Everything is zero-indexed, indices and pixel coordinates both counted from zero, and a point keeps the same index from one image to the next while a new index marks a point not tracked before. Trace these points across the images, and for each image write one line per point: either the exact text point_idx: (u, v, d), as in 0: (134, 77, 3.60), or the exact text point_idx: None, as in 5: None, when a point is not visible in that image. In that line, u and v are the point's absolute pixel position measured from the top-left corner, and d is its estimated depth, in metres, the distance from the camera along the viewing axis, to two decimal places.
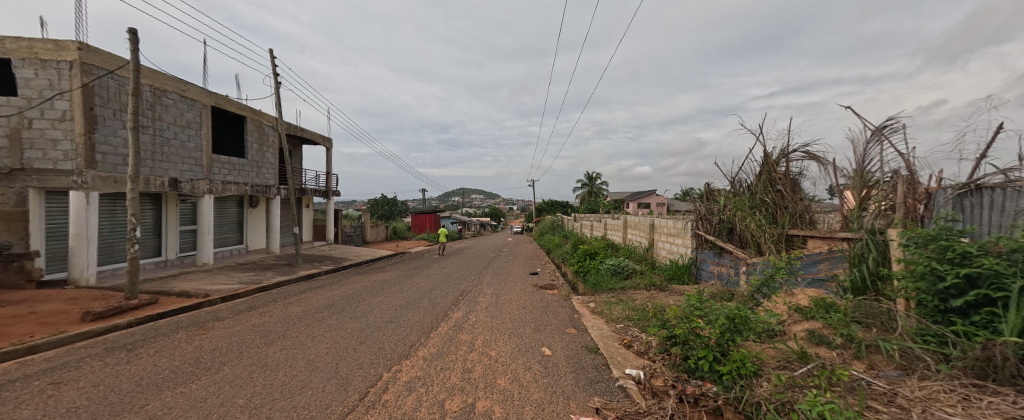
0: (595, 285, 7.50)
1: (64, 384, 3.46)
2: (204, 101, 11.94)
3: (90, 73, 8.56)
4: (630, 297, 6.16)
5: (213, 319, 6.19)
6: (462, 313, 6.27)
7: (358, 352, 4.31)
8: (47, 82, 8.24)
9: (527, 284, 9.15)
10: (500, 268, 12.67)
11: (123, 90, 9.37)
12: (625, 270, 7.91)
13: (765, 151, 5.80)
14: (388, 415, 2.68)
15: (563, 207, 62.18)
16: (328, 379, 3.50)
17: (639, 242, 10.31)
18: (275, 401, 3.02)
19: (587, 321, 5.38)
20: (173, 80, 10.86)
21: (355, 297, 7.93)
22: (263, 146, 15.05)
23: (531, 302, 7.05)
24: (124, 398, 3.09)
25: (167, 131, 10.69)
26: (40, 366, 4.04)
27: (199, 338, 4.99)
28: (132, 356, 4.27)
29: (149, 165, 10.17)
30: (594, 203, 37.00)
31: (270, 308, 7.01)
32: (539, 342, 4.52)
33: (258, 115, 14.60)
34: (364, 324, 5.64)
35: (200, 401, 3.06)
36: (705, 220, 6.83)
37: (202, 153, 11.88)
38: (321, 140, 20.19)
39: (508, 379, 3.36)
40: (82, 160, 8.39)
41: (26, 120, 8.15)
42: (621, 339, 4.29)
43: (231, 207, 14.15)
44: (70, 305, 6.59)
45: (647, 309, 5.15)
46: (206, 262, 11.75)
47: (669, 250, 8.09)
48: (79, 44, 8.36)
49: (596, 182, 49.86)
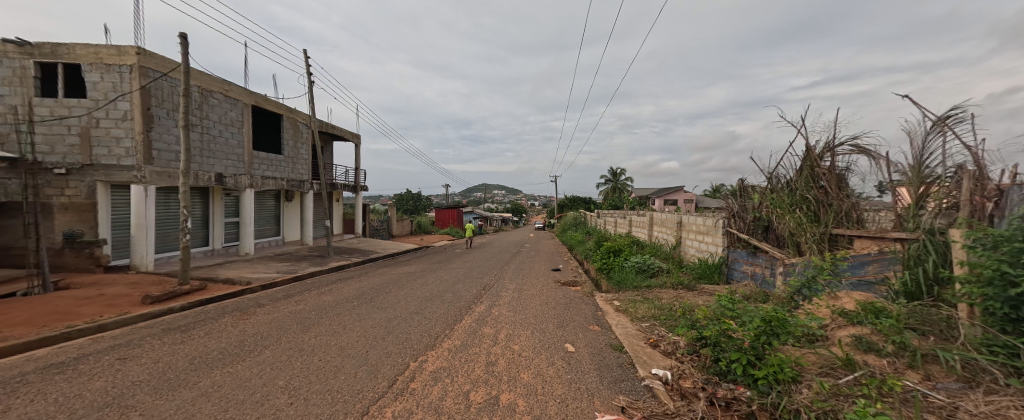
0: (619, 283, 7.35)
1: (131, 359, 3.83)
2: (245, 101, 12.67)
3: (147, 75, 9.30)
4: (656, 296, 5.99)
5: (253, 305, 6.61)
6: (485, 307, 6.35)
7: (386, 341, 4.48)
8: (111, 85, 9.02)
9: (549, 280, 9.13)
10: (522, 263, 12.69)
11: (175, 91, 10.10)
12: (651, 268, 7.71)
13: (807, 144, 5.44)
14: (415, 403, 2.76)
15: (586, 203, 61.30)
16: (359, 365, 3.67)
17: (665, 239, 10.00)
18: (311, 384, 3.19)
19: (611, 319, 5.29)
20: (218, 81, 11.59)
21: (383, 288, 8.22)
22: (298, 143, 15.81)
23: (554, 298, 7.00)
24: (179, 375, 3.38)
25: (212, 129, 11.44)
26: (109, 342, 4.49)
27: (243, 323, 5.35)
28: (184, 337, 4.65)
29: (198, 161, 10.95)
30: (618, 199, 36.18)
31: (304, 296, 7.40)
32: (563, 338, 4.50)
33: (293, 113, 15.34)
34: (391, 314, 5.84)
35: (245, 380, 3.29)
36: (739, 217, 6.53)
37: (244, 149, 12.64)
38: (350, 136, 20.93)
39: (532, 373, 3.37)
40: (141, 156, 9.15)
41: (94, 119, 8.97)
42: (647, 338, 4.20)
43: (268, 201, 14.99)
44: (131, 289, 7.25)
45: (674, 308, 5.00)
46: (248, 252, 12.56)
47: (698, 248, 7.79)
48: (138, 49, 9.08)
49: (621, 178, 48.59)
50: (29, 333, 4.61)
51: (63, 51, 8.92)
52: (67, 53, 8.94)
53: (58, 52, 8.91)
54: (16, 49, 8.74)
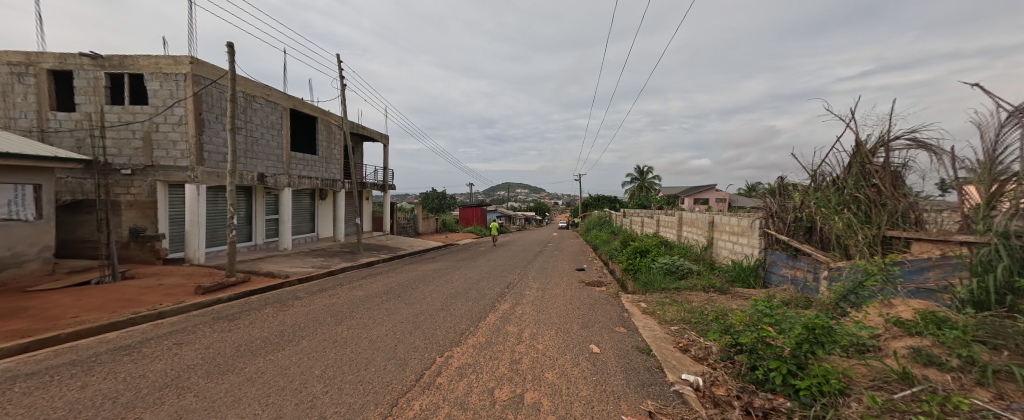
0: (646, 284, 7.16)
1: (186, 344, 4.18)
2: (284, 105, 13.43)
3: (199, 83, 10.08)
4: (685, 299, 5.78)
5: (292, 298, 7.02)
6: (509, 305, 6.38)
7: (414, 336, 4.60)
8: (168, 92, 9.85)
9: (573, 280, 9.03)
10: (545, 263, 12.60)
11: (223, 96, 10.87)
12: (680, 270, 7.44)
13: (857, 139, 5.04)
14: (441, 398, 2.83)
15: (611, 202, 60.08)
16: (388, 359, 3.80)
17: (696, 240, 9.62)
18: (344, 375, 3.34)
19: (638, 321, 5.16)
20: (261, 87, 12.37)
21: (410, 285, 8.46)
22: (331, 144, 16.58)
23: (578, 298, 6.92)
24: (226, 361, 3.63)
25: (255, 132, 12.21)
26: (168, 328, 4.93)
27: (283, 314, 5.69)
28: (232, 326, 5.01)
29: (242, 162, 11.72)
30: (645, 198, 35.13)
31: (337, 290, 7.76)
32: (587, 339, 4.44)
33: (327, 115, 16.08)
34: (418, 310, 5.99)
35: (285, 368, 3.49)
36: (778, 217, 6.16)
37: (283, 150, 13.41)
38: (379, 137, 21.67)
39: (556, 373, 3.35)
40: (194, 157, 9.93)
41: (154, 124, 9.81)
42: (676, 342, 4.05)
43: (304, 200, 15.82)
44: (186, 280, 7.91)
45: (706, 312, 4.80)
46: (286, 247, 13.32)
47: (732, 250, 7.43)
48: (191, 59, 9.85)
49: (649, 176, 47.11)
50: (103, 317, 5.15)
51: (129, 62, 9.82)
52: (132, 64, 9.84)
53: (125, 64, 9.82)
54: (90, 62, 9.72)
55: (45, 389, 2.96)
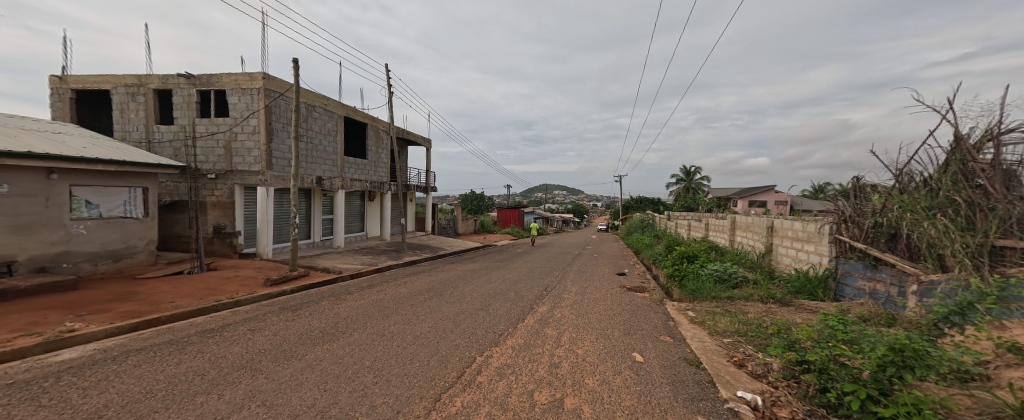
0: (694, 292, 6.74)
1: (257, 331, 4.67)
2: (339, 113, 14.55)
3: (269, 95, 11.25)
4: (740, 310, 5.35)
5: (345, 292, 7.56)
6: (547, 308, 6.34)
7: (455, 334, 4.74)
8: (245, 105, 11.10)
9: (614, 285, 8.74)
10: (584, 266, 12.34)
11: (289, 107, 12.02)
12: (732, 279, 6.88)
13: (956, 133, 4.35)
14: (482, 396, 2.89)
15: (654, 205, 57.36)
16: (431, 355, 3.94)
17: (751, 246, 8.85)
18: (392, 367, 3.53)
19: (685, 331, 4.86)
20: (320, 97, 13.48)
21: (450, 283, 8.74)
22: (379, 149, 17.63)
23: (619, 304, 6.67)
24: (291, 348, 4.01)
25: (314, 138, 13.34)
26: (243, 315, 5.55)
27: (337, 307, 6.15)
28: (295, 316, 5.52)
29: (304, 166, 12.86)
30: (692, 200, 33.11)
31: (384, 287, 8.23)
32: (629, 347, 4.26)
33: (376, 121, 17.12)
34: (459, 309, 6.16)
35: (340, 358, 3.76)
36: (853, 222, 5.49)
37: (337, 155, 14.51)
38: (423, 141, 22.64)
39: (597, 380, 3.27)
40: (264, 163, 11.08)
41: (233, 134, 11.11)
42: (729, 356, 3.75)
43: (355, 201, 16.97)
44: (257, 273, 8.85)
45: (764, 325, 4.40)
46: (339, 245, 14.37)
47: (795, 258, 6.73)
48: (263, 74, 11.03)
49: (696, 177, 44.28)
50: (192, 303, 5.91)
51: (214, 80, 11.22)
52: (217, 82, 11.22)
53: (211, 81, 11.23)
54: (185, 81, 11.23)
55: (150, 363, 3.47)
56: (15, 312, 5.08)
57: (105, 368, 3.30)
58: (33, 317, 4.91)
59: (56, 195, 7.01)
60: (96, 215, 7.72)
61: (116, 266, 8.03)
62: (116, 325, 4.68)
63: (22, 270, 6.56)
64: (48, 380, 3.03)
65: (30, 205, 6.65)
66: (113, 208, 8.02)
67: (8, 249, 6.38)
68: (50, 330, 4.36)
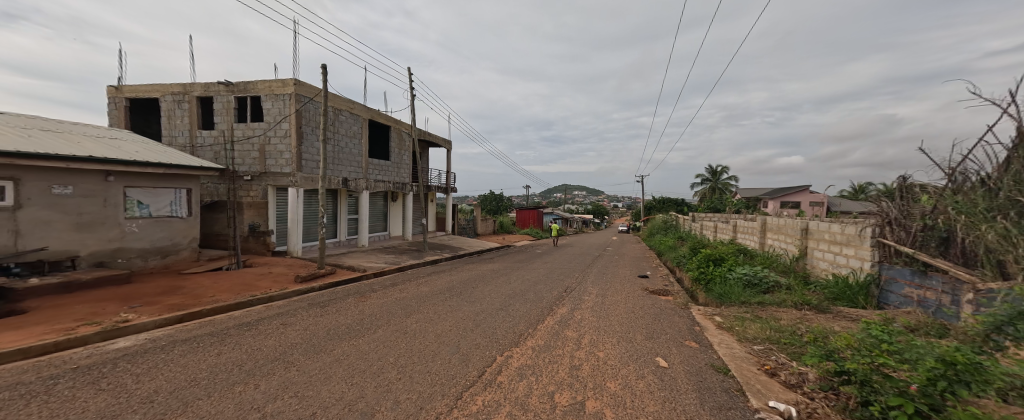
0: (721, 296, 6.49)
1: (288, 325, 4.90)
2: (364, 116, 15.04)
3: (300, 100, 11.77)
4: (771, 316, 5.10)
5: (369, 290, 7.79)
6: (567, 309, 6.29)
7: (475, 334, 4.79)
8: (277, 110, 11.67)
9: (636, 287, 8.54)
10: (605, 267, 12.15)
11: (317, 112, 12.53)
12: (763, 283, 6.57)
13: (1020, 128, 3.97)
14: (503, 396, 2.90)
15: (677, 205, 55.74)
16: (452, 353, 4.00)
17: (784, 249, 8.42)
18: (415, 364, 3.62)
19: (712, 336, 4.69)
20: (346, 101, 13.98)
21: (470, 283, 8.83)
22: (402, 150, 18.08)
23: (642, 307, 6.51)
24: (320, 342, 4.18)
25: (341, 141, 13.84)
26: (276, 310, 5.84)
27: (362, 304, 6.35)
28: (323, 312, 5.74)
29: (331, 168, 13.36)
30: (718, 201, 31.87)
31: (407, 285, 8.43)
32: (653, 351, 4.16)
33: (399, 124, 17.56)
34: (479, 309, 6.22)
35: (365, 353, 3.88)
36: (899, 225, 5.12)
37: (362, 157, 14.98)
38: (444, 142, 23.01)
39: (620, 384, 3.21)
40: (295, 165, 11.60)
41: (267, 137, 11.70)
42: (760, 364, 3.58)
43: (379, 201, 17.47)
44: (288, 270, 9.27)
45: (798, 333, 4.19)
46: (363, 244, 14.82)
47: (833, 263, 6.35)
48: (294, 81, 11.57)
49: (723, 177, 42.58)
50: (230, 298, 6.28)
51: (250, 87, 11.87)
52: (252, 88, 11.85)
53: (247, 88, 11.89)
54: (224, 88, 11.93)
55: (194, 353, 3.71)
56: (78, 303, 5.56)
57: (155, 357, 3.56)
58: (93, 308, 5.36)
59: (112, 196, 7.64)
60: (147, 214, 8.33)
61: (163, 262, 8.63)
62: (163, 316, 5.03)
63: (84, 264, 7.19)
64: (107, 366, 3.30)
65: (91, 204, 7.28)
66: (161, 208, 8.63)
67: (73, 245, 7.02)
68: (107, 320, 4.74)
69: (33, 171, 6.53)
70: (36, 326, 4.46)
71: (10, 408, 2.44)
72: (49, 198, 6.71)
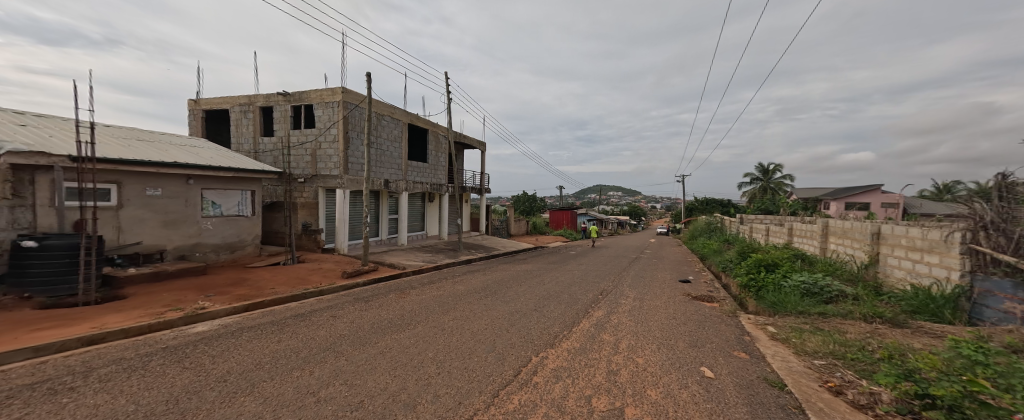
0: (775, 305, 6.00)
1: (337, 318, 5.25)
2: (404, 121, 15.73)
3: (347, 107, 12.57)
4: (835, 329, 4.63)
5: (409, 287, 8.14)
6: (603, 313, 6.14)
7: (510, 333, 4.83)
8: (327, 117, 12.55)
9: (677, 293, 8.13)
10: (643, 271, 11.69)
11: (362, 117, 13.29)
12: (824, 292, 5.98)
13: None
14: (539, 396, 2.90)
15: (722, 206, 52.37)
16: (488, 351, 4.06)
17: (849, 255, 7.61)
18: (453, 360, 3.72)
19: (764, 348, 4.33)
20: (388, 107, 14.69)
21: (504, 283, 8.91)
22: (439, 153, 18.69)
23: (684, 313, 6.18)
24: (365, 335, 4.43)
25: (383, 145, 14.57)
26: (326, 303, 6.29)
27: (402, 300, 6.64)
28: (367, 306, 6.08)
29: (374, 170, 14.12)
30: (770, 201, 29.44)
31: (443, 283, 8.69)
32: (697, 360, 3.93)
33: (436, 127, 18.16)
34: (513, 309, 6.26)
35: (406, 347, 4.05)
36: (997, 230, 4.43)
37: (402, 160, 15.68)
38: (478, 144, 23.47)
39: (661, 392, 3.08)
40: (342, 167, 12.39)
41: (318, 142, 12.62)
42: (822, 381, 3.26)
43: (417, 202, 18.18)
44: (335, 266, 9.93)
45: (867, 348, 3.77)
46: (402, 243, 15.48)
47: (912, 272, 5.63)
48: (342, 89, 12.37)
49: (775, 176, 39.32)
50: (288, 290, 6.86)
51: (304, 96, 12.87)
52: (306, 98, 12.84)
53: (301, 97, 12.90)
54: (282, 99, 13.03)
55: (259, 339, 4.11)
56: (165, 291, 6.37)
57: (227, 341, 3.98)
58: (177, 296, 6.10)
59: (192, 197, 8.63)
60: (219, 213, 9.31)
61: (232, 256, 9.60)
62: (233, 305, 5.60)
63: (169, 257, 8.20)
64: (190, 347, 3.74)
65: (175, 204, 8.28)
66: (230, 207, 9.61)
67: (161, 240, 8.03)
68: (188, 307, 5.38)
69: (131, 176, 7.56)
70: (134, 309, 5.16)
71: (116, 379, 2.85)
72: (143, 199, 7.73)
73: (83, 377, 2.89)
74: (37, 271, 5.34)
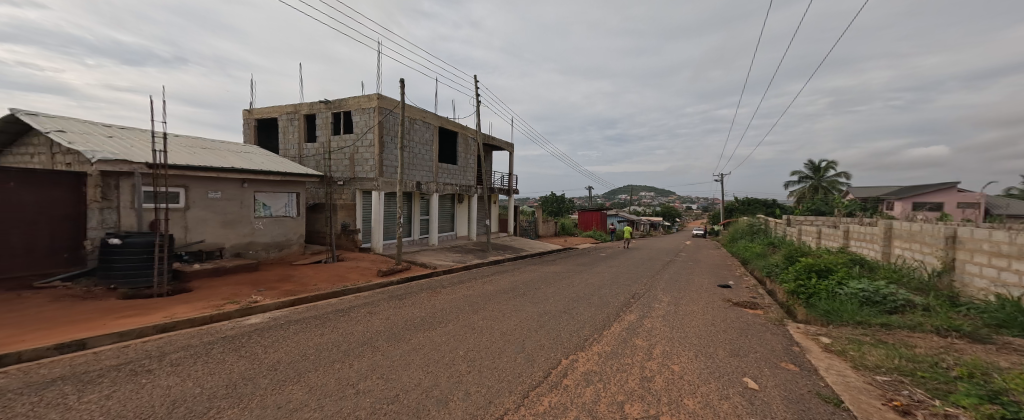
0: (829, 314, 5.53)
1: (373, 314, 5.50)
2: (435, 124, 16.16)
3: (382, 113, 13.13)
4: (901, 342, 4.18)
5: (440, 286, 8.36)
6: (635, 317, 5.95)
7: (539, 334, 4.81)
8: (364, 122, 13.19)
9: (716, 298, 7.70)
10: (678, 274, 11.21)
11: (396, 122, 13.82)
12: (887, 301, 5.43)
13: None
14: (569, 399, 2.86)
15: (765, 207, 49.03)
16: (517, 352, 4.07)
17: (917, 261, 6.86)
18: (483, 359, 3.76)
19: (817, 360, 4.00)
20: (420, 111, 15.17)
21: (533, 284, 8.90)
22: (468, 155, 19.04)
23: (724, 320, 5.85)
24: (399, 332, 4.61)
25: (415, 148, 15.07)
26: (362, 300, 6.61)
27: (433, 298, 6.84)
28: (401, 304, 6.31)
29: (407, 172, 14.63)
30: (821, 201, 27.14)
31: (472, 283, 8.83)
32: (739, 370, 3.70)
33: (465, 130, 18.51)
34: (542, 310, 6.23)
35: (437, 345, 4.16)
36: None
37: (433, 162, 16.13)
38: (506, 146, 23.64)
39: (699, 402, 2.94)
40: (377, 170, 12.96)
41: (356, 147, 13.29)
42: (885, 399, 2.94)
43: (447, 203, 18.63)
44: (371, 264, 10.41)
45: (940, 365, 3.38)
46: (433, 243, 15.93)
47: (996, 281, 4.97)
48: (378, 95, 12.95)
49: (828, 174, 36.19)
50: (329, 287, 7.28)
51: (343, 103, 13.60)
52: (345, 105, 13.57)
53: (341, 105, 13.65)
54: (323, 106, 13.86)
55: (304, 332, 4.39)
56: (224, 285, 6.99)
57: (277, 332, 4.31)
58: (234, 290, 6.67)
59: (246, 199, 9.39)
60: (269, 214, 10.05)
61: (280, 254, 10.33)
62: (281, 299, 6.04)
63: (227, 254, 8.97)
64: (245, 337, 4.08)
65: (232, 206, 9.05)
66: (279, 208, 10.34)
67: (221, 238, 8.80)
68: (243, 300, 5.87)
69: (196, 180, 8.36)
70: (198, 301, 5.71)
71: (185, 364, 3.16)
72: (206, 202, 8.52)
73: (157, 361, 3.24)
74: (122, 265, 6.07)
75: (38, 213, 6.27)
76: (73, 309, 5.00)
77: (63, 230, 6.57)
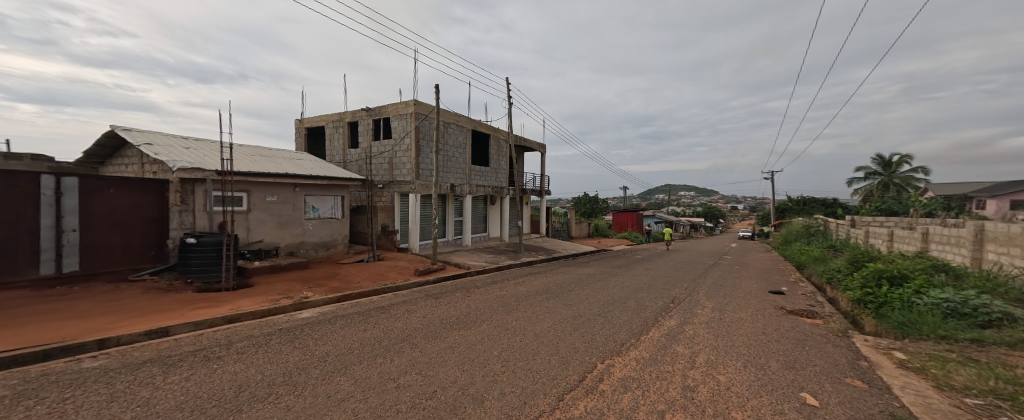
0: (903, 327, 4.94)
1: (411, 312, 5.73)
2: (468, 127, 16.51)
3: (418, 118, 13.63)
4: (996, 361, 3.63)
5: (474, 286, 8.52)
6: (676, 322, 5.68)
7: (573, 337, 4.74)
8: (402, 127, 13.78)
9: (767, 305, 7.15)
10: (722, 278, 10.57)
11: (431, 126, 14.29)
12: (978, 313, 4.75)
13: None
14: (606, 405, 2.79)
15: (824, 207, 44.71)
16: (552, 354, 4.03)
17: (1018, 268, 5.92)
18: (517, 360, 3.77)
19: (889, 377, 3.58)
20: (453, 115, 15.58)
21: (566, 286, 8.79)
22: (500, 157, 19.24)
23: (776, 329, 5.42)
24: (435, 330, 4.75)
25: (449, 151, 15.49)
26: (401, 298, 6.90)
27: (468, 298, 6.98)
28: (437, 303, 6.50)
29: (441, 175, 15.08)
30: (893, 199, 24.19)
31: (505, 284, 8.90)
32: (795, 384, 3.40)
33: (497, 132, 18.72)
34: (576, 312, 6.13)
35: (472, 344, 4.23)
36: None
37: (466, 164, 16.48)
38: (538, 147, 23.60)
39: (747, 416, 2.74)
40: (414, 174, 13.49)
41: (394, 151, 13.92)
42: None
43: (480, 205, 18.94)
44: (409, 264, 10.84)
45: None
46: (467, 244, 16.27)
47: None
48: (414, 102, 13.48)
49: (901, 169, 32.25)
50: (371, 285, 7.69)
51: (382, 110, 14.29)
52: (384, 112, 14.26)
53: (380, 112, 14.35)
54: (365, 114, 14.66)
55: (349, 326, 4.67)
56: (279, 281, 7.61)
57: (324, 326, 4.61)
58: (288, 286, 7.25)
59: (298, 202, 10.15)
60: (317, 216, 10.79)
61: (327, 253, 11.06)
62: (329, 296, 6.47)
63: (282, 253, 9.76)
64: (298, 330, 4.41)
65: (286, 209, 9.83)
66: (326, 210, 11.07)
67: (276, 238, 9.60)
68: (296, 296, 6.35)
69: (256, 185, 9.18)
70: (258, 296, 6.28)
71: (248, 352, 3.48)
72: (264, 204, 9.33)
73: (226, 349, 3.60)
74: (197, 261, 6.85)
75: (131, 215, 7.21)
76: (157, 300, 5.70)
77: (151, 230, 7.50)
